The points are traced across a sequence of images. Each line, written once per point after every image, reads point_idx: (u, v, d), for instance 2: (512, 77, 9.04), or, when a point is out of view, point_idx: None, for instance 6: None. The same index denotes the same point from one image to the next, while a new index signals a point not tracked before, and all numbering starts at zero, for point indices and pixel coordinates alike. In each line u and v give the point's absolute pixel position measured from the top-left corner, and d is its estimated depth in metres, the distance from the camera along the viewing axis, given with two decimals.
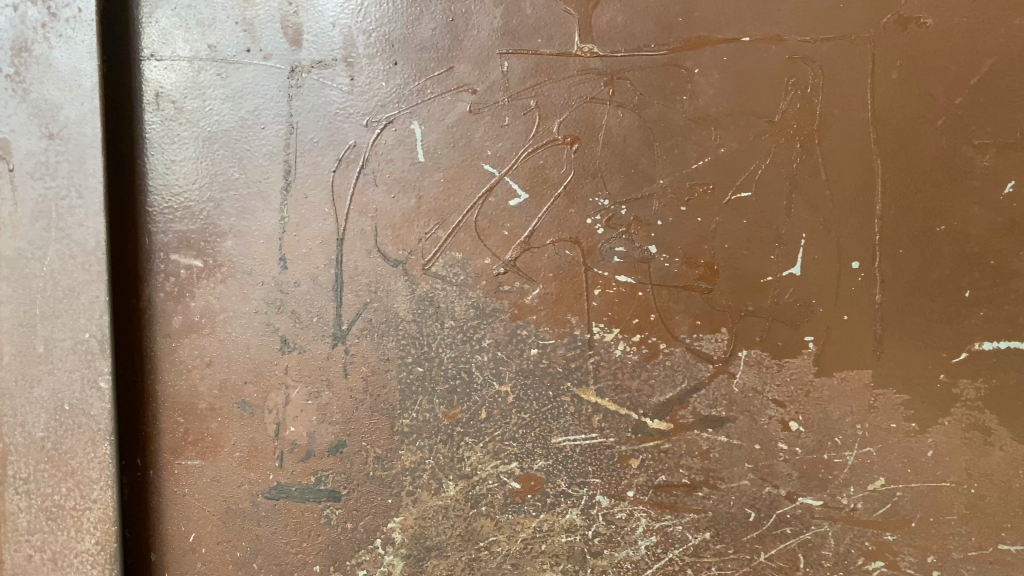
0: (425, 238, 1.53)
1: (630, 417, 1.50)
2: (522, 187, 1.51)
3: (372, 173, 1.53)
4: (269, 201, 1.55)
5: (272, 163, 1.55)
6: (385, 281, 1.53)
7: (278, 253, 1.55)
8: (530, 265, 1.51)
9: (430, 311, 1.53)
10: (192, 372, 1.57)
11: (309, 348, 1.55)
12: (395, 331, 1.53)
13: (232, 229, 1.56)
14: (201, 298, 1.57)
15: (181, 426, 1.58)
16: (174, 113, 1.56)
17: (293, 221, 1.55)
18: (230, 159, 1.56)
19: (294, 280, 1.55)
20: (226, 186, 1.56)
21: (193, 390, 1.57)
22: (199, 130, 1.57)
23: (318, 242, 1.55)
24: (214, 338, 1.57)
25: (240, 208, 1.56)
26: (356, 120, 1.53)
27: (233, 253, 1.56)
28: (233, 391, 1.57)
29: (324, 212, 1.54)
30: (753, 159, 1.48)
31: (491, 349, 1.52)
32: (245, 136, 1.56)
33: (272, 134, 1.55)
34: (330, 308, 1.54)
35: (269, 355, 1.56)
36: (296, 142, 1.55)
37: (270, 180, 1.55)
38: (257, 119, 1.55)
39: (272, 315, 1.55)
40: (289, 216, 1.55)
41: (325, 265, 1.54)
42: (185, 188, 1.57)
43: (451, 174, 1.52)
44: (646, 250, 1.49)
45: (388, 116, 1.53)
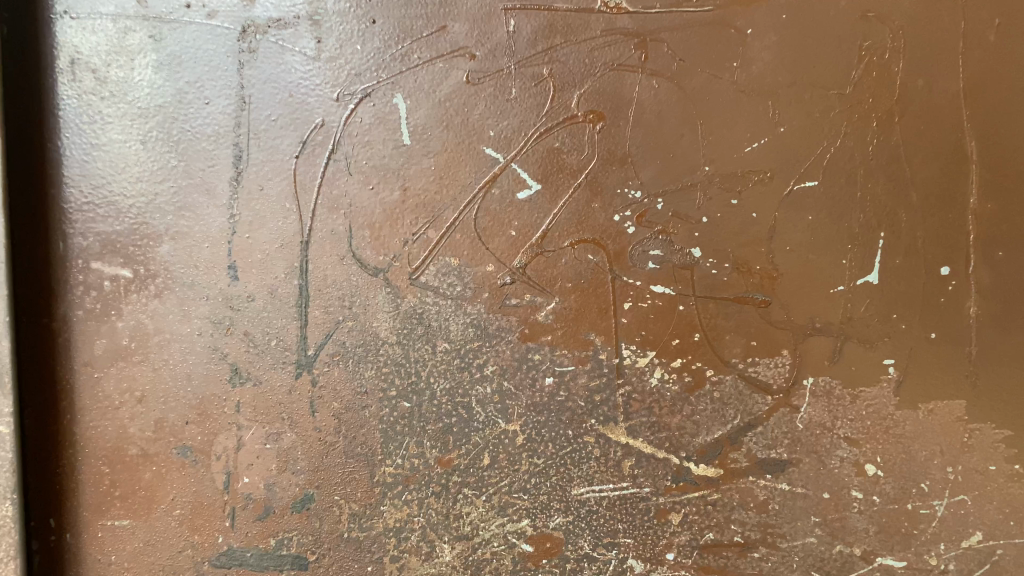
0: (411, 240, 1.22)
1: (669, 462, 1.21)
2: (533, 176, 1.21)
3: (345, 160, 1.23)
4: (216, 195, 1.24)
5: (219, 148, 1.24)
6: (361, 295, 1.23)
7: (227, 261, 1.24)
8: (544, 273, 1.21)
9: (417, 332, 1.22)
10: (120, 411, 1.25)
11: (266, 380, 1.24)
12: (373, 356, 1.22)
13: (168, 231, 1.24)
14: (129, 317, 1.25)
15: (105, 479, 1.26)
16: (95, 83, 1.24)
17: (246, 220, 1.24)
18: (166, 142, 1.25)
19: (247, 294, 1.24)
20: (162, 176, 1.25)
21: (120, 435, 1.25)
22: (126, 106, 1.24)
23: (276, 247, 1.23)
24: (146, 368, 1.25)
25: (180, 204, 1.24)
26: (324, 93, 1.22)
27: (171, 261, 1.25)
28: (171, 434, 1.25)
29: (284, 209, 1.23)
30: (821, 140, 1.20)
31: (496, 379, 1.21)
32: (186, 114, 1.24)
33: (218, 112, 1.24)
34: (293, 329, 1.23)
35: (215, 389, 1.24)
36: (248, 120, 1.24)
37: (217, 169, 1.24)
38: (198, 93, 1.24)
39: (219, 337, 1.24)
40: (241, 214, 1.24)
41: (287, 275, 1.23)
42: (109, 179, 1.25)
43: (445, 160, 1.22)
44: (688, 253, 1.20)
45: (363, 88, 1.22)
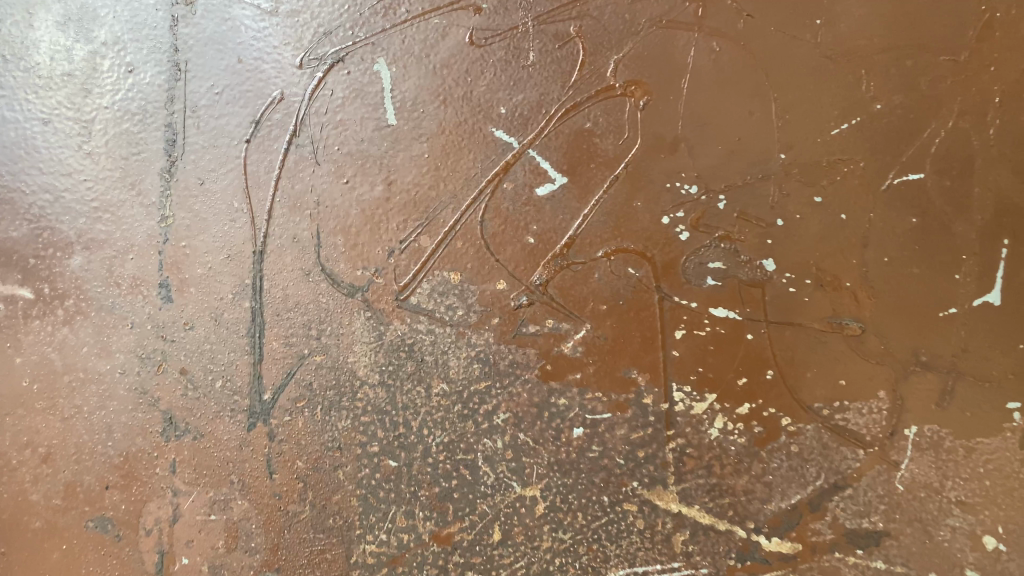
0: (399, 250, 0.94)
1: (733, 535, 0.93)
2: (557, 166, 0.93)
3: (311, 145, 0.95)
4: (142, 191, 0.95)
5: (147, 129, 0.96)
6: (332, 321, 0.94)
7: (158, 276, 0.95)
8: (572, 293, 0.94)
9: (406, 369, 0.94)
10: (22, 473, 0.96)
11: (209, 432, 0.95)
12: (349, 402, 0.94)
13: (79, 238, 0.95)
14: (32, 351, 0.96)
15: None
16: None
17: (181, 223, 0.95)
18: (77, 122, 0.96)
19: (183, 321, 0.95)
20: (70, 166, 0.96)
21: (20, 503, 0.96)
22: (26, 76, 0.96)
23: (222, 258, 0.95)
24: (53, 417, 0.96)
25: (94, 203, 0.95)
26: (286, 59, 0.95)
27: (83, 277, 0.95)
28: (87, 503, 0.95)
29: (231, 209, 0.95)
30: (929, 119, 0.92)
31: (509, 431, 0.94)
32: (101, 84, 0.96)
33: (146, 82, 0.96)
34: (244, 366, 0.94)
35: (143, 444, 0.95)
36: (183, 94, 0.96)
37: (145, 158, 0.96)
38: (118, 57, 0.96)
39: (148, 377, 0.95)
40: (175, 216, 0.95)
41: (235, 296, 0.95)
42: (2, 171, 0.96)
43: (442, 145, 0.94)
44: (758, 266, 0.93)
45: (337, 52, 0.95)
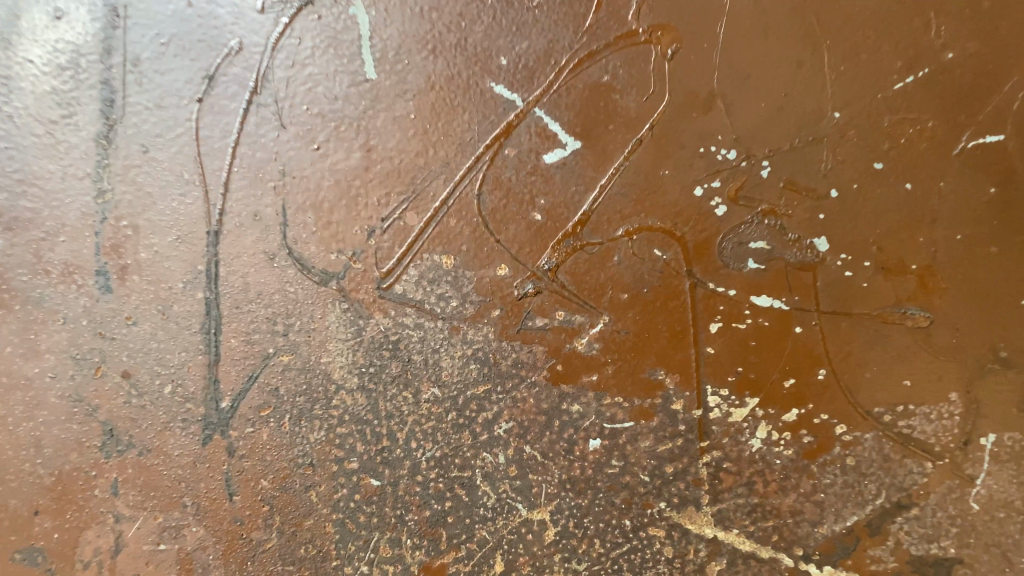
0: (380, 229, 0.79)
1: (778, 564, 0.79)
2: (568, 128, 0.78)
3: (274, 104, 0.79)
4: (74, 160, 0.80)
5: (79, 85, 0.79)
6: (302, 314, 0.79)
7: (94, 262, 0.79)
8: (587, 279, 0.79)
9: (390, 371, 0.79)
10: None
11: (156, 447, 0.80)
12: (323, 410, 0.79)
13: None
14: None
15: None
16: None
17: (122, 199, 0.80)
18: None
19: (124, 315, 0.79)
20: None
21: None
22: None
23: (171, 241, 0.79)
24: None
25: (17, 174, 0.80)
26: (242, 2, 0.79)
27: (4, 263, 0.80)
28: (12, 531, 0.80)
29: (180, 181, 0.80)
30: (1012, 68, 0.76)
31: (513, 444, 0.79)
32: (21, 31, 0.80)
33: (76, 28, 0.79)
34: (197, 368, 0.80)
35: (78, 462, 0.80)
36: (123, 43, 0.79)
37: (76, 120, 0.80)
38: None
39: (83, 382, 0.80)
40: (114, 190, 0.80)
41: (185, 285, 0.79)
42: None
43: (432, 104, 0.79)
44: (809, 246, 0.78)
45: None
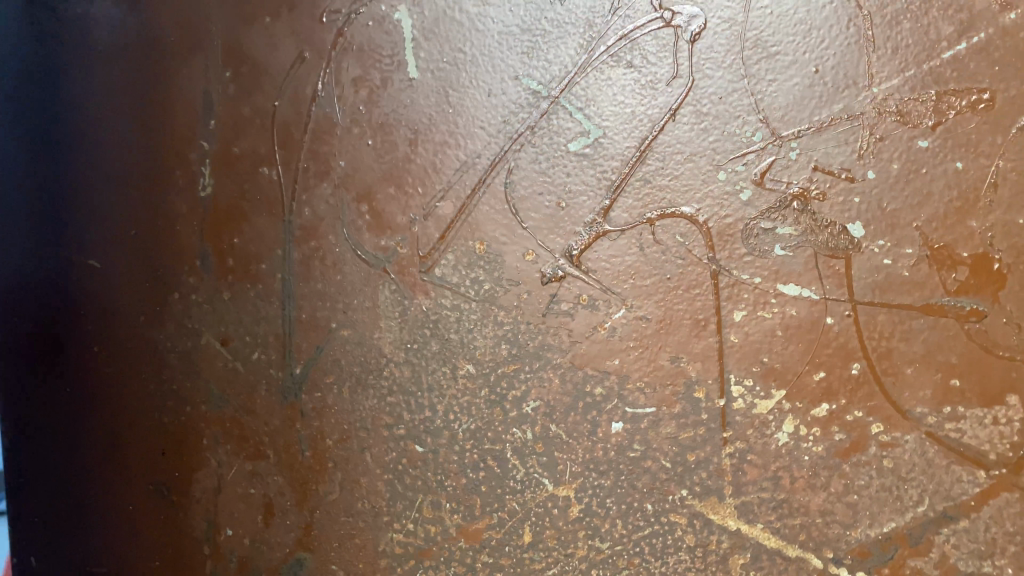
0: (421, 217, 0.86)
1: (807, 565, 0.76)
2: (590, 117, 0.80)
3: (334, 107, 0.88)
4: (184, 160, 0.94)
5: (187, 96, 0.93)
6: (360, 294, 0.88)
7: (200, 247, 0.94)
8: (611, 264, 0.80)
9: (432, 347, 0.86)
10: (89, 434, 0.98)
11: (248, 405, 0.93)
12: (376, 379, 0.88)
13: (127, 210, 0.95)
14: (96, 319, 0.97)
15: (68, 516, 1.00)
16: (35, 19, 0.96)
17: (220, 194, 0.93)
18: (123, 93, 0.94)
19: (224, 292, 0.93)
20: (118, 138, 0.95)
21: (87, 464, 0.99)
22: (73, 48, 0.95)
23: (258, 229, 0.92)
24: (118, 385, 0.97)
25: (140, 175, 0.95)
26: (311, 16, 0.89)
27: (137, 247, 0.96)
28: (146, 467, 0.97)
29: (263, 177, 0.91)
30: None
31: (540, 422, 0.83)
32: (141, 53, 0.94)
33: (182, 48, 0.93)
34: (278, 339, 0.92)
35: (193, 412, 0.96)
36: (216, 59, 0.92)
37: (184, 126, 0.93)
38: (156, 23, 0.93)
39: (196, 347, 0.95)
40: (213, 186, 0.93)
41: (270, 265, 0.91)
42: (49, 149, 0.96)
43: (466, 99, 0.83)
44: (842, 232, 0.74)
45: (357, 7, 0.87)
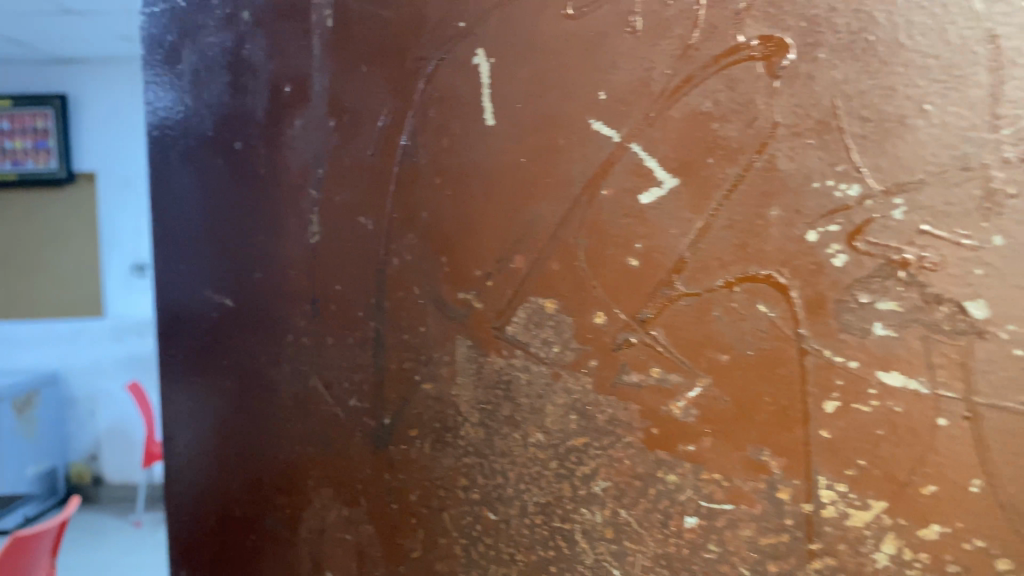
0: (495, 273, 0.78)
1: None
2: (666, 166, 0.70)
3: (421, 154, 0.81)
4: (298, 212, 0.86)
5: (297, 140, 0.86)
6: (433, 349, 0.81)
7: (306, 295, 0.87)
8: (684, 335, 0.70)
9: (504, 412, 0.78)
10: (205, 471, 0.93)
11: (347, 452, 0.86)
12: (451, 438, 0.81)
13: (247, 257, 0.89)
14: (211, 366, 0.92)
15: (184, 565, 0.96)
16: (162, 57, 0.90)
17: (329, 246, 0.85)
18: (247, 136, 0.88)
19: (328, 341, 0.86)
20: (236, 180, 0.88)
21: (202, 498, 0.94)
22: (193, 90, 0.89)
23: (359, 279, 0.84)
24: (229, 436, 0.92)
25: (254, 222, 0.88)
26: (404, 60, 0.81)
27: (254, 294, 0.89)
28: (256, 519, 0.92)
29: (358, 230, 0.84)
30: None
31: (608, 506, 0.74)
32: (256, 94, 0.86)
33: (298, 97, 0.85)
34: (372, 385, 0.84)
35: (305, 450, 0.88)
36: (330, 108, 0.84)
37: (294, 171, 0.86)
38: (271, 71, 0.85)
39: (306, 389, 0.87)
40: (321, 234, 0.86)
41: (366, 314, 0.84)
42: (176, 196, 0.91)
43: (543, 150, 0.75)
44: (960, 315, 0.61)
45: (443, 53, 0.79)
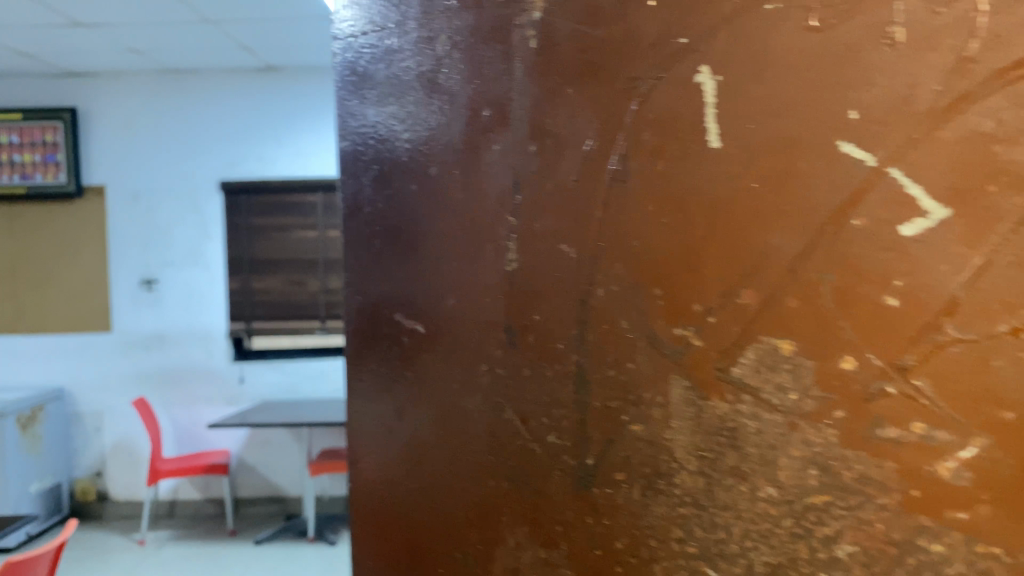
0: (718, 308, 0.71)
1: None
2: (936, 195, 0.64)
3: (633, 176, 0.75)
4: (498, 239, 0.83)
5: (496, 164, 0.83)
6: (646, 389, 0.75)
7: (502, 322, 0.83)
8: (956, 388, 0.65)
9: (729, 462, 0.71)
10: (387, 501, 0.90)
11: (545, 489, 0.81)
12: (665, 488, 0.75)
13: (440, 283, 0.86)
14: (397, 394, 0.89)
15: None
16: (355, 82, 0.89)
17: (530, 276, 0.81)
18: (443, 159, 0.85)
19: (524, 372, 0.82)
20: (433, 204, 0.86)
21: (384, 529, 0.91)
22: (388, 113, 0.87)
23: (561, 310, 0.80)
24: (414, 468, 0.88)
25: (448, 247, 0.85)
26: (617, 82, 0.76)
27: (445, 320, 0.86)
28: (439, 554, 0.88)
29: (559, 258, 0.80)
30: None
31: (855, 569, 0.69)
32: (453, 116, 0.84)
33: (500, 122, 0.82)
34: (572, 423, 0.79)
35: (498, 485, 0.84)
36: (536, 133, 0.80)
37: (492, 197, 0.83)
38: (473, 95, 0.83)
39: (500, 421, 0.83)
40: (520, 262, 0.82)
41: (567, 346, 0.79)
42: (367, 221, 0.89)
43: (781, 175, 0.68)
44: None
45: (660, 72, 0.73)
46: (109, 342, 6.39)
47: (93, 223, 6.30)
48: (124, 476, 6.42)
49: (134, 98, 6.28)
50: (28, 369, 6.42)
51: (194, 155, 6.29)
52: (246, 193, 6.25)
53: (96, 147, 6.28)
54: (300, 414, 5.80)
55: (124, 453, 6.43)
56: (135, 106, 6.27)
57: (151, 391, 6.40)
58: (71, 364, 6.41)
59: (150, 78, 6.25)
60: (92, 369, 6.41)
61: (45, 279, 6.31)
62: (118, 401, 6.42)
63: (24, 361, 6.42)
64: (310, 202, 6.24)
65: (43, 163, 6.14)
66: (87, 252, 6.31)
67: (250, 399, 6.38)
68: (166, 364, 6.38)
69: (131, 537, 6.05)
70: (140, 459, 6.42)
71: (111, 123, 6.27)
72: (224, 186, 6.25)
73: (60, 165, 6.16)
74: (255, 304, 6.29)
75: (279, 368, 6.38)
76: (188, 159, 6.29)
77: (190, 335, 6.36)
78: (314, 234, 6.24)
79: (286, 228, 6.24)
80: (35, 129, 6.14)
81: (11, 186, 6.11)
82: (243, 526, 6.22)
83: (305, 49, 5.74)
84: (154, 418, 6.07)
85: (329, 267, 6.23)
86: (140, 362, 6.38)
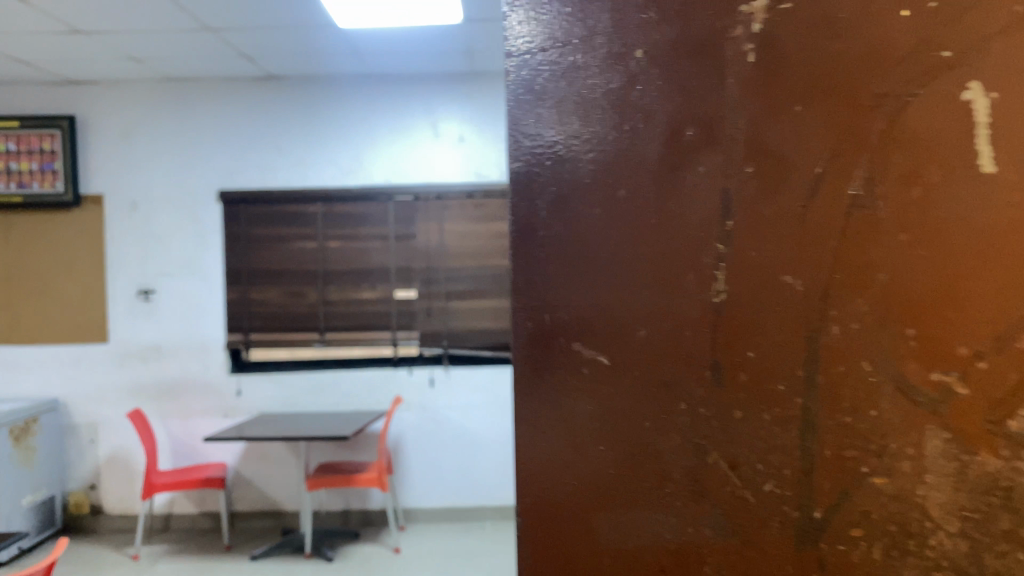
0: (991, 350, 0.73)
1: None
2: None
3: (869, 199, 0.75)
4: (700, 266, 0.80)
5: (700, 188, 0.80)
6: (905, 439, 0.76)
7: (707, 357, 0.80)
8: None
9: (1002, 525, 0.74)
10: (561, 539, 0.86)
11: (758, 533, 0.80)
12: (921, 548, 0.76)
13: (631, 311, 0.82)
14: (580, 429, 0.84)
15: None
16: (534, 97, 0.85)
17: (743, 307, 0.79)
18: (637, 182, 0.82)
19: (735, 412, 0.80)
20: (623, 229, 0.82)
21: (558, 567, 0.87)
22: (575, 134, 0.84)
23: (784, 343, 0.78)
24: (604, 512, 0.85)
25: (640, 273, 0.82)
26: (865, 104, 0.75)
27: (636, 350, 0.82)
28: None
29: (784, 287, 0.78)
30: None
31: None
32: (649, 138, 0.81)
33: (706, 141, 0.79)
34: (798, 467, 0.79)
35: (700, 527, 0.82)
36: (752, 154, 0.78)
37: (695, 223, 0.80)
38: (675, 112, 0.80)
39: (707, 460, 0.81)
40: (729, 293, 0.79)
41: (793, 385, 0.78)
42: (541, 241, 0.85)
43: None
44: None
45: (918, 91, 0.74)
46: (107, 353, 6.31)
47: (90, 231, 6.26)
48: (118, 488, 6.31)
49: (136, 106, 6.26)
50: (28, 381, 6.34)
51: (192, 164, 6.25)
52: (245, 203, 6.20)
53: (97, 157, 6.27)
54: (297, 427, 5.65)
55: (119, 465, 6.32)
56: (137, 115, 6.26)
57: (146, 402, 6.30)
58: (68, 374, 6.33)
59: (148, 84, 6.23)
60: (89, 381, 6.32)
61: (43, 287, 6.25)
62: (116, 412, 6.33)
63: (23, 373, 6.34)
64: (311, 213, 6.16)
65: (41, 172, 6.10)
66: (85, 261, 6.27)
67: (247, 411, 6.29)
68: (165, 375, 6.31)
69: (124, 551, 5.91)
70: (135, 471, 6.30)
71: (112, 134, 6.25)
72: (224, 196, 6.19)
73: (58, 173, 6.12)
74: (254, 315, 6.20)
75: (277, 380, 6.28)
76: (189, 167, 6.25)
77: (190, 347, 6.29)
78: (314, 245, 6.14)
79: (284, 238, 6.14)
80: (33, 137, 6.11)
81: (10, 196, 6.09)
82: (239, 540, 6.06)
83: (304, 58, 5.73)
84: (150, 430, 5.98)
85: (329, 278, 6.14)
86: (139, 374, 6.30)
